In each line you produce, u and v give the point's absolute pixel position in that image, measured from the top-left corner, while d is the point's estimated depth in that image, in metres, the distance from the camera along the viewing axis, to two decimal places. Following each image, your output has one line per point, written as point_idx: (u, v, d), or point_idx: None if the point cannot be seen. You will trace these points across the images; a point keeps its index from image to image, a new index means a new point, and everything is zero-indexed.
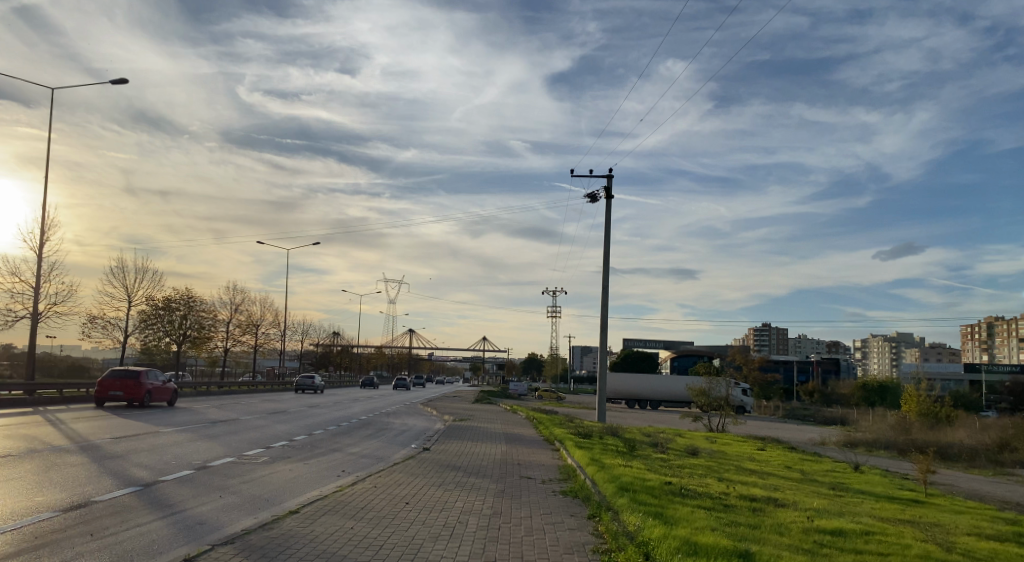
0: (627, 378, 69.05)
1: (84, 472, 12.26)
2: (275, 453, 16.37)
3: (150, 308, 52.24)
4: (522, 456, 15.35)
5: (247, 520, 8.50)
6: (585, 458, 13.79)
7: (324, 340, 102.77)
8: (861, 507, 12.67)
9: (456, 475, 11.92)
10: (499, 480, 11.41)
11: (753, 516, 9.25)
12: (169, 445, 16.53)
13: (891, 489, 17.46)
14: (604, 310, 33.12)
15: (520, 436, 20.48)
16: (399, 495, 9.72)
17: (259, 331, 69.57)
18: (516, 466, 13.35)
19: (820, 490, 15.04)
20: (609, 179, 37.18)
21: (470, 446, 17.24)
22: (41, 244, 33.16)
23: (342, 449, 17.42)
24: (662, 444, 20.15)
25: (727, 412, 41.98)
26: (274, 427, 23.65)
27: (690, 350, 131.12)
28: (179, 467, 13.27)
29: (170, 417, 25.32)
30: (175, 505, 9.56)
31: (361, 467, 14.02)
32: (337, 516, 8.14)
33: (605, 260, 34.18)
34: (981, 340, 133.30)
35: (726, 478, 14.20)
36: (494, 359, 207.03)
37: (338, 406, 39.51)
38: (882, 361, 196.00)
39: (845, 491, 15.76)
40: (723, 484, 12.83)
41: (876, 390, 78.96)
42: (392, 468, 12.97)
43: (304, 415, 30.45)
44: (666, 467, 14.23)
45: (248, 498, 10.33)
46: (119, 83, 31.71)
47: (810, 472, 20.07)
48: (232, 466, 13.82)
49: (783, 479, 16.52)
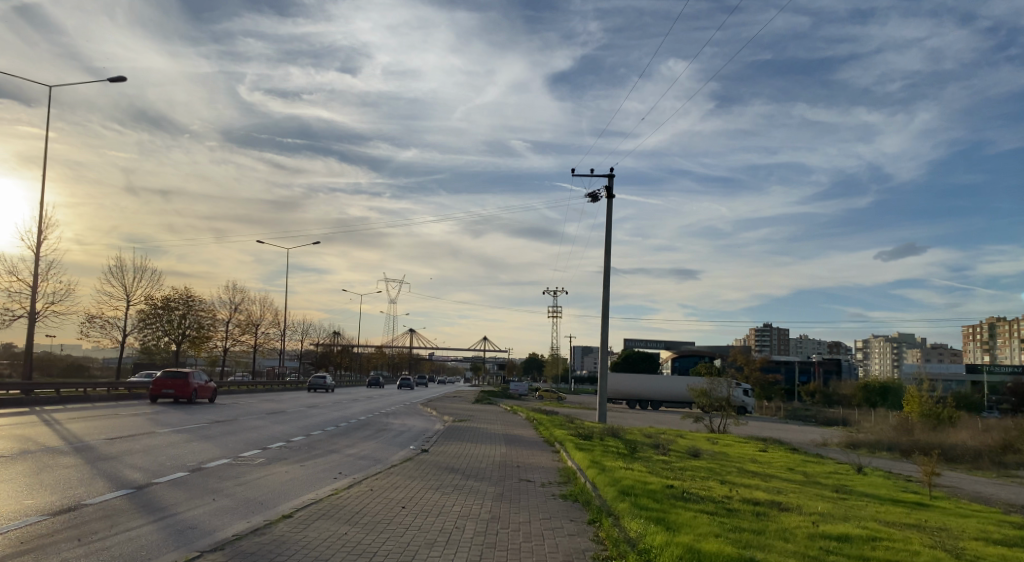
0: (627, 378, 68.93)
1: (76, 473, 12.08)
2: (271, 454, 16.22)
3: (149, 307, 52.11)
4: (522, 458, 15.14)
5: (240, 525, 8.30)
6: (585, 460, 13.59)
7: (324, 340, 102.64)
8: (866, 510, 12.47)
9: (455, 478, 11.71)
10: (498, 483, 11.20)
11: (757, 521, 9.06)
12: (165, 446, 16.37)
13: (895, 492, 17.27)
14: (605, 310, 32.93)
15: (519, 438, 20.31)
16: (395, 500, 9.52)
17: (259, 331, 69.43)
18: (516, 468, 13.14)
19: (823, 493, 14.84)
20: (610, 179, 37.03)
21: (469, 448, 17.04)
22: (39, 242, 33.00)
23: (339, 450, 17.24)
24: (663, 446, 19.97)
25: (729, 412, 41.79)
26: (273, 427, 23.50)
27: (691, 350, 130.98)
28: (173, 468, 13.09)
29: (168, 417, 25.18)
30: (167, 509, 9.37)
31: (358, 469, 13.82)
32: (331, 521, 7.94)
33: (606, 261, 33.98)
34: (982, 341, 133.13)
35: (728, 481, 14.01)
36: (494, 359, 206.99)
37: (337, 406, 39.36)
38: (883, 362, 195.60)
39: (849, 494, 15.56)
40: (725, 487, 12.63)
41: (878, 390, 78.78)
42: (389, 470, 12.77)
43: (303, 415, 30.30)
44: (667, 469, 14.02)
45: (242, 501, 10.13)
46: (117, 82, 31.60)
47: (813, 474, 19.85)
48: (228, 468, 13.63)
49: (785, 482, 16.33)
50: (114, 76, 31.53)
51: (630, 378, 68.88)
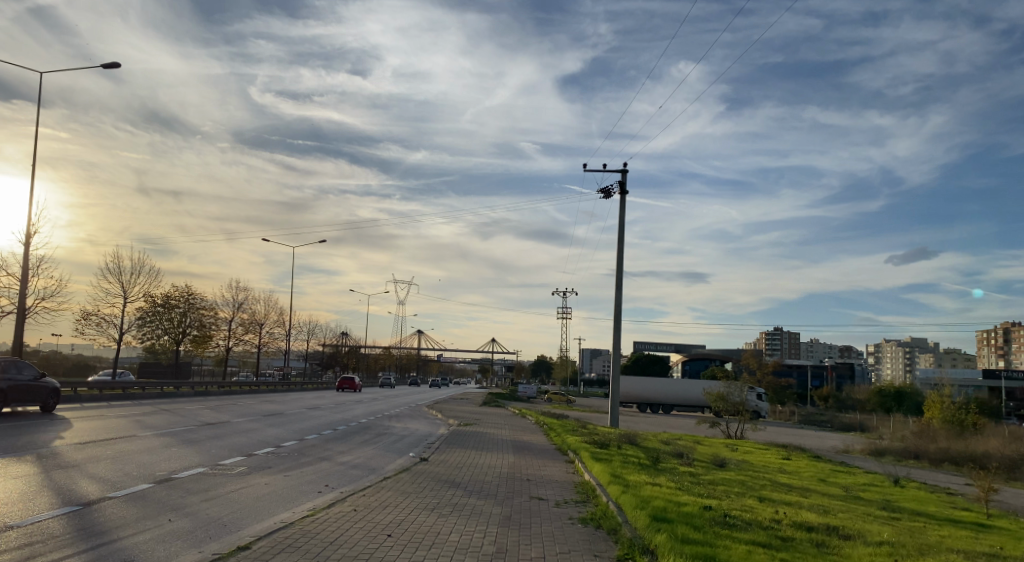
0: (639, 382, 67.22)
1: (23, 485, 10.55)
2: (253, 462, 14.62)
3: (149, 304, 50.67)
4: (532, 469, 13.47)
5: (186, 558, 6.75)
6: (604, 473, 11.93)
7: (332, 341, 101.52)
8: (932, 537, 10.80)
9: (454, 495, 10.04)
10: (504, 502, 9.54)
11: (826, 557, 7.38)
12: (138, 452, 14.85)
13: (943, 511, 15.56)
14: (618, 312, 31.31)
15: (530, 445, 18.55)
16: (380, 525, 7.90)
17: (263, 330, 67.99)
18: (526, 483, 11.44)
19: (873, 512, 13.15)
20: (623, 174, 35.48)
21: (474, 456, 15.33)
22: (29, 235, 31.61)
23: (331, 458, 15.55)
24: (686, 455, 18.22)
25: (746, 418, 39.68)
26: (265, 431, 21.94)
27: (702, 354, 128.88)
28: (138, 479, 11.53)
29: (156, 419, 23.68)
30: (107, 533, 7.82)
31: (348, 481, 12.23)
32: (295, 556, 6.34)
33: (618, 260, 32.28)
34: (997, 346, 130.93)
35: (766, 497, 12.34)
36: (503, 361, 205.76)
37: (338, 408, 37.99)
38: (896, 367, 192.60)
39: (899, 513, 13.88)
40: (768, 507, 11.00)
41: (893, 395, 76.14)
42: (380, 484, 11.11)
43: (301, 418, 28.82)
44: (696, 484, 12.35)
45: (202, 524, 8.53)
46: (113, 67, 30.30)
47: (852, 488, 18.08)
48: (201, 479, 12.02)
49: (824, 497, 14.65)
50: (109, 62, 30.27)
51: (642, 382, 67.18)
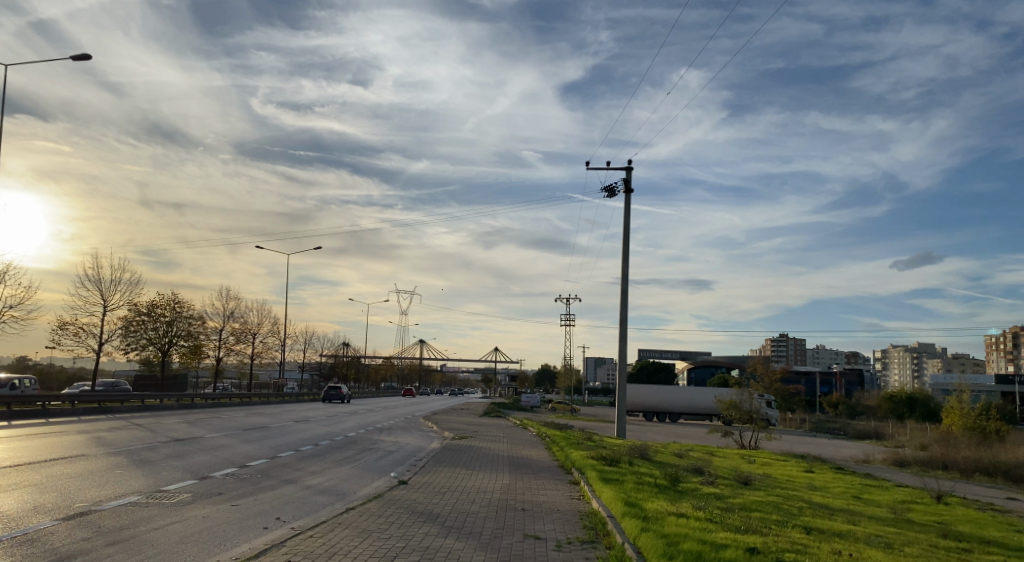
0: (645, 389, 64.97)
1: None
2: (203, 488, 12.46)
3: (133, 313, 48.79)
4: (529, 494, 11.32)
5: None
6: (618, 501, 9.76)
7: (332, 351, 99.87)
8: None
9: (429, 535, 7.82)
10: (489, 545, 7.42)
11: None
12: (71, 476, 12.81)
13: (1009, 536, 13.31)
14: (623, 315, 29.18)
15: (529, 463, 16.25)
16: None
17: (257, 340, 65.86)
18: (523, 516, 9.18)
19: (939, 544, 10.97)
20: (627, 171, 33.50)
21: (462, 479, 13.07)
22: None
23: (297, 481, 13.44)
24: (707, 472, 16.00)
25: (759, 426, 37.44)
26: (238, 447, 19.84)
27: (710, 361, 126.35)
28: (47, 515, 9.39)
29: (118, 435, 21.53)
30: None
31: (305, 512, 10.08)
32: None
33: (623, 264, 30.16)
34: (1007, 350, 129.06)
35: (812, 528, 10.20)
36: (506, 370, 203.50)
37: (328, 419, 35.95)
38: (903, 374, 189.92)
39: (966, 542, 11.72)
40: (822, 543, 8.86)
41: (904, 401, 73.09)
42: (336, 519, 8.89)
43: (285, 432, 26.87)
44: (732, 514, 10.15)
45: None
46: (81, 59, 28.46)
47: (896, 507, 15.89)
48: (130, 512, 9.88)
49: (874, 522, 12.47)
50: (76, 55, 28.50)
51: (647, 390, 64.96)
